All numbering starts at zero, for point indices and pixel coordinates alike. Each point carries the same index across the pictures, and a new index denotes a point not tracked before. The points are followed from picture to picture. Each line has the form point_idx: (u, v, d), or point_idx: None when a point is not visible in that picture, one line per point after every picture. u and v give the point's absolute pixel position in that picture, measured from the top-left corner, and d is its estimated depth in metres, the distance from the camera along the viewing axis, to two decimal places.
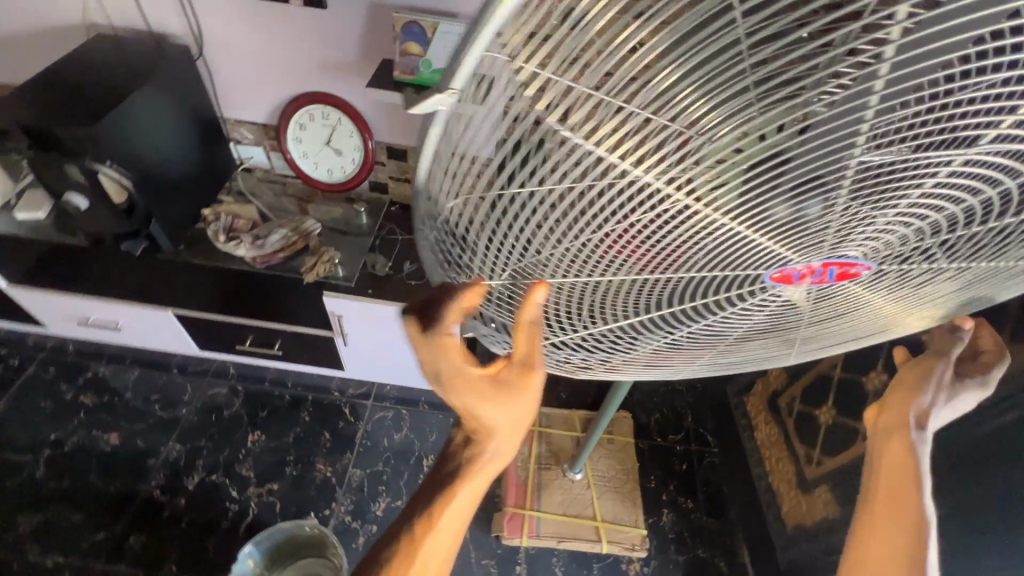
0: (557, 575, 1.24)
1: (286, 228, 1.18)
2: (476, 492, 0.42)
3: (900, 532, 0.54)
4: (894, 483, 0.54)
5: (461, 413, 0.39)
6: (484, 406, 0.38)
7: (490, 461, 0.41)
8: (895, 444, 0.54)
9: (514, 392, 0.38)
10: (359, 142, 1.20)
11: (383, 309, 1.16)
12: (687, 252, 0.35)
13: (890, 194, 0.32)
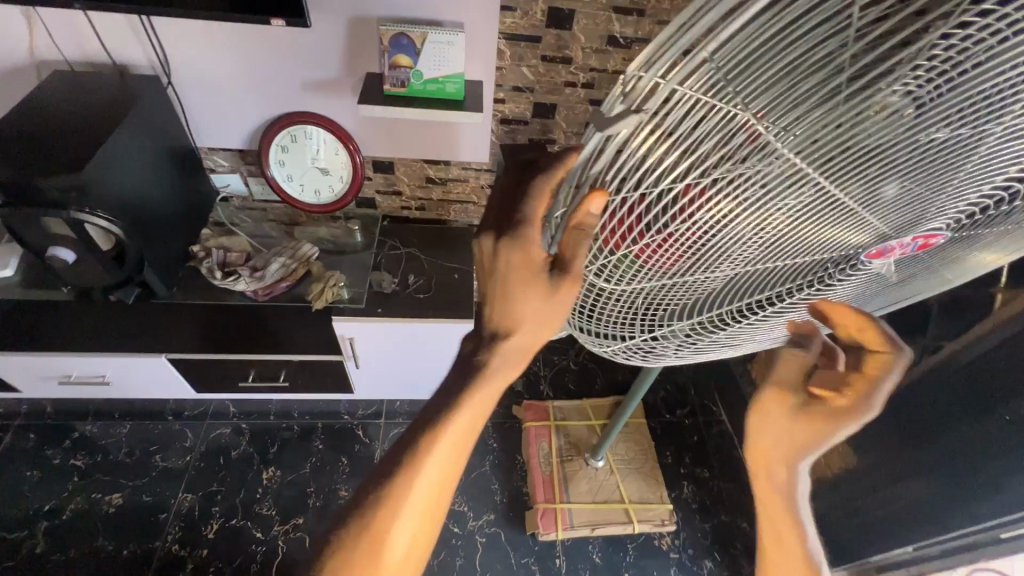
0: (596, 561, 1.27)
1: (284, 256, 1.14)
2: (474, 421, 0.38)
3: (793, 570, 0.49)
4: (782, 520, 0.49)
5: (495, 303, 0.39)
6: (511, 302, 0.38)
7: (496, 380, 0.38)
8: (768, 480, 0.49)
9: (556, 289, 0.38)
10: (347, 160, 1.17)
11: (396, 327, 1.14)
12: (799, 231, 0.39)
13: (987, 166, 0.36)
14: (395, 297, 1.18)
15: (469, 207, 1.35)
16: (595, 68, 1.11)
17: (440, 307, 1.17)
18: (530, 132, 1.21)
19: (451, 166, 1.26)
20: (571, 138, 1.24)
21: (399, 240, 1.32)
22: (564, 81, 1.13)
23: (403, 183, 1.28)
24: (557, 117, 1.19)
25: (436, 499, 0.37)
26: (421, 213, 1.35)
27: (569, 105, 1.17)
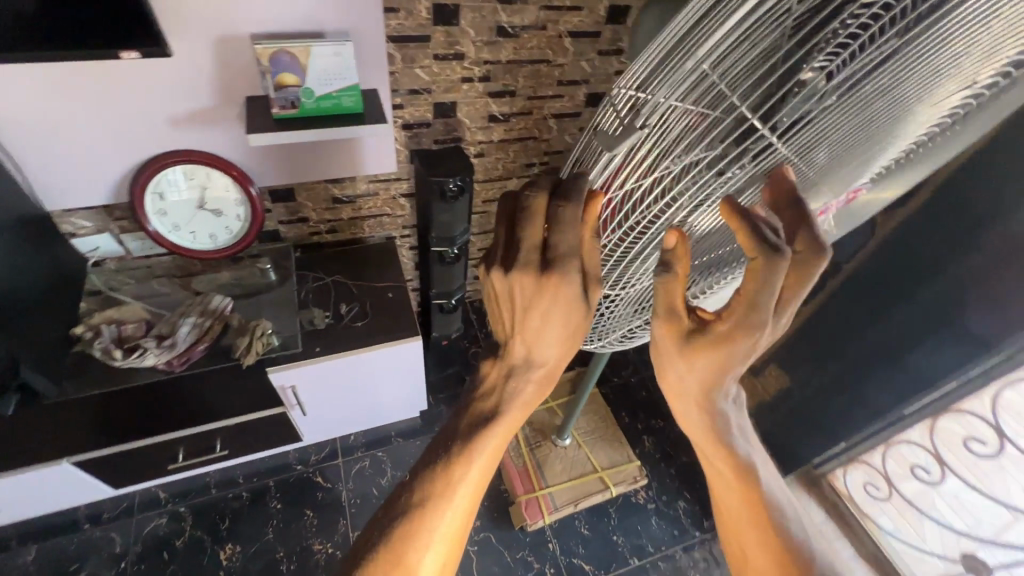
0: (584, 534, 1.33)
1: (193, 314, 1.00)
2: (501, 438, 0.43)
3: (729, 489, 0.47)
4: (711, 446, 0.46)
5: (518, 330, 0.43)
6: (529, 326, 0.42)
7: (520, 405, 0.44)
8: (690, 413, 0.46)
9: (577, 306, 0.41)
10: (241, 195, 1.05)
11: (342, 363, 1.07)
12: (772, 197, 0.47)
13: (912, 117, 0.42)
14: (332, 332, 1.10)
15: (384, 219, 1.29)
16: (489, 61, 1.10)
17: (384, 331, 1.12)
18: (434, 133, 1.18)
19: (358, 181, 1.18)
20: (476, 133, 1.23)
21: (317, 267, 1.24)
22: (460, 77, 1.10)
23: (308, 208, 1.19)
24: (459, 114, 1.17)
25: (465, 516, 0.41)
26: (334, 234, 1.27)
27: (468, 100, 1.15)
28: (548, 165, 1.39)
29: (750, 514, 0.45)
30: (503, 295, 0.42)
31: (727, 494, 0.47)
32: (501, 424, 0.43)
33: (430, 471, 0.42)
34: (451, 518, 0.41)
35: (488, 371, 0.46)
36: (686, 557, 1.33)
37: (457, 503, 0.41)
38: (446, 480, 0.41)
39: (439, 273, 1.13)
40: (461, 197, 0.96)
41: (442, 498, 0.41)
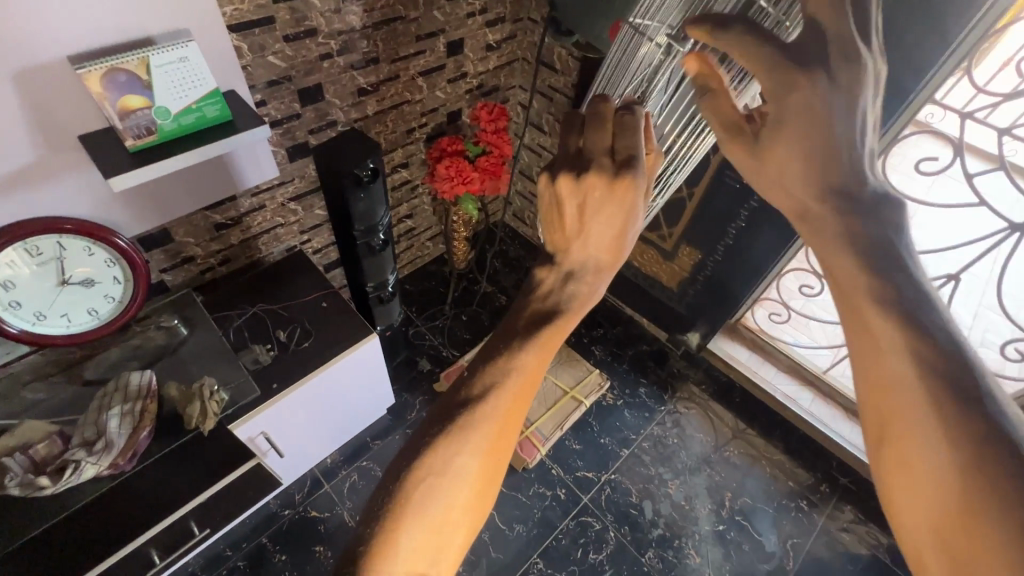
0: (576, 448, 1.46)
1: (114, 404, 0.85)
2: (548, 344, 0.49)
3: (890, 363, 0.39)
4: (868, 304, 0.41)
5: (575, 233, 0.50)
6: (587, 230, 0.50)
7: (569, 313, 0.50)
8: (846, 262, 0.43)
9: (626, 209, 0.49)
10: (110, 253, 0.89)
11: (306, 388, 1.01)
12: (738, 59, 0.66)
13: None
14: (281, 363, 1.02)
15: (278, 231, 1.21)
16: (343, 30, 1.01)
17: (336, 342, 1.06)
18: (306, 123, 1.09)
19: (239, 200, 1.08)
20: (349, 111, 1.15)
21: (227, 301, 1.11)
22: (318, 55, 1.01)
23: (191, 245, 1.07)
24: (327, 95, 1.09)
25: (517, 410, 0.46)
26: (226, 265, 1.16)
27: (333, 78, 1.07)
28: (427, 126, 1.36)
29: (906, 395, 0.38)
30: (567, 202, 0.50)
31: (885, 370, 0.39)
32: (554, 322, 0.49)
33: (489, 364, 0.47)
34: (505, 405, 0.45)
35: (544, 276, 0.52)
36: (661, 429, 1.52)
37: (511, 391, 0.46)
38: (508, 368, 0.46)
39: (371, 263, 1.08)
40: (376, 180, 0.93)
41: (501, 387, 0.45)
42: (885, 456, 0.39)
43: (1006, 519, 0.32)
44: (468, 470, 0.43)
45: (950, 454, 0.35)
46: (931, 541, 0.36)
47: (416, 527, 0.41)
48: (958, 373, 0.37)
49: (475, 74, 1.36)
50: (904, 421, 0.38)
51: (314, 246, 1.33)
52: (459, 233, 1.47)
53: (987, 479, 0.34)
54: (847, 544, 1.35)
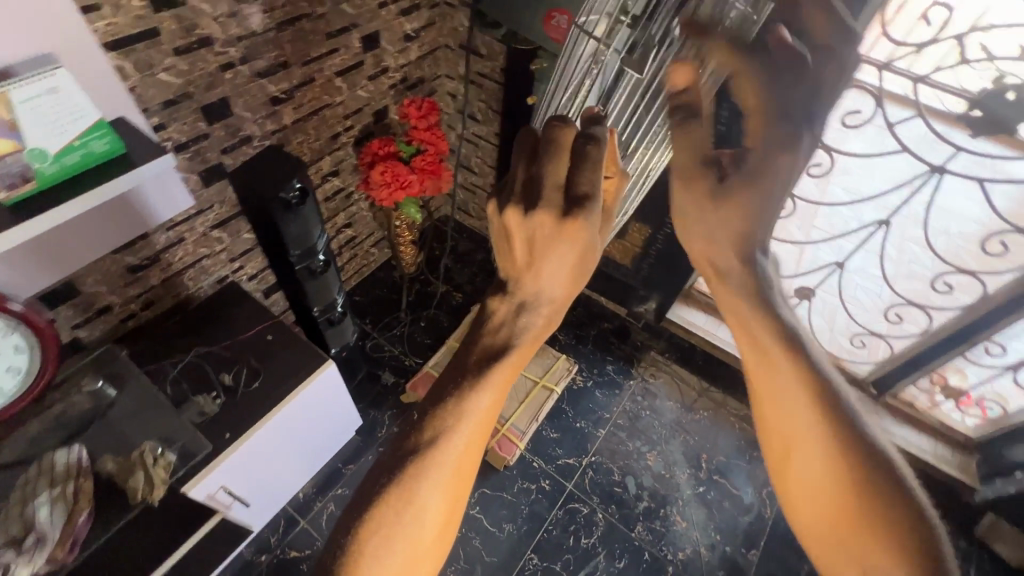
0: (553, 436, 1.46)
1: (41, 489, 0.75)
2: (499, 386, 0.51)
3: (784, 395, 0.54)
4: (775, 363, 0.54)
5: (525, 265, 0.49)
6: (538, 265, 0.49)
7: (516, 352, 0.51)
8: (755, 329, 0.56)
9: (572, 246, 0.46)
10: (4, 321, 0.77)
11: (262, 434, 0.93)
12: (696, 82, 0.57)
13: None
14: (232, 409, 0.94)
15: (204, 263, 1.11)
16: (242, 35, 0.91)
17: (287, 377, 0.98)
18: (217, 142, 0.98)
19: (153, 237, 0.97)
20: (264, 123, 1.05)
21: (157, 349, 1.00)
22: (218, 66, 0.91)
23: (104, 294, 0.96)
24: (235, 109, 0.98)
25: (472, 448, 0.50)
26: (151, 307, 1.06)
27: (239, 89, 0.96)
28: (353, 129, 1.27)
29: (799, 423, 0.53)
30: (517, 233, 0.47)
31: (779, 400, 0.54)
32: (503, 361, 0.50)
33: (442, 407, 0.49)
34: (459, 447, 0.49)
35: (496, 306, 0.52)
36: (633, 403, 1.55)
37: (464, 434, 0.49)
38: (460, 412, 0.49)
39: (314, 287, 1.00)
40: (306, 200, 0.85)
41: (452, 431, 0.49)
42: (789, 479, 0.54)
43: (880, 519, 0.48)
44: (427, 508, 0.48)
45: (835, 477, 0.51)
46: (824, 526, 0.52)
47: (386, 561, 0.47)
48: (842, 415, 0.52)
49: (396, 67, 1.28)
50: (803, 457, 0.53)
51: (248, 273, 1.23)
52: (404, 237, 1.40)
53: (864, 487, 0.49)
54: None
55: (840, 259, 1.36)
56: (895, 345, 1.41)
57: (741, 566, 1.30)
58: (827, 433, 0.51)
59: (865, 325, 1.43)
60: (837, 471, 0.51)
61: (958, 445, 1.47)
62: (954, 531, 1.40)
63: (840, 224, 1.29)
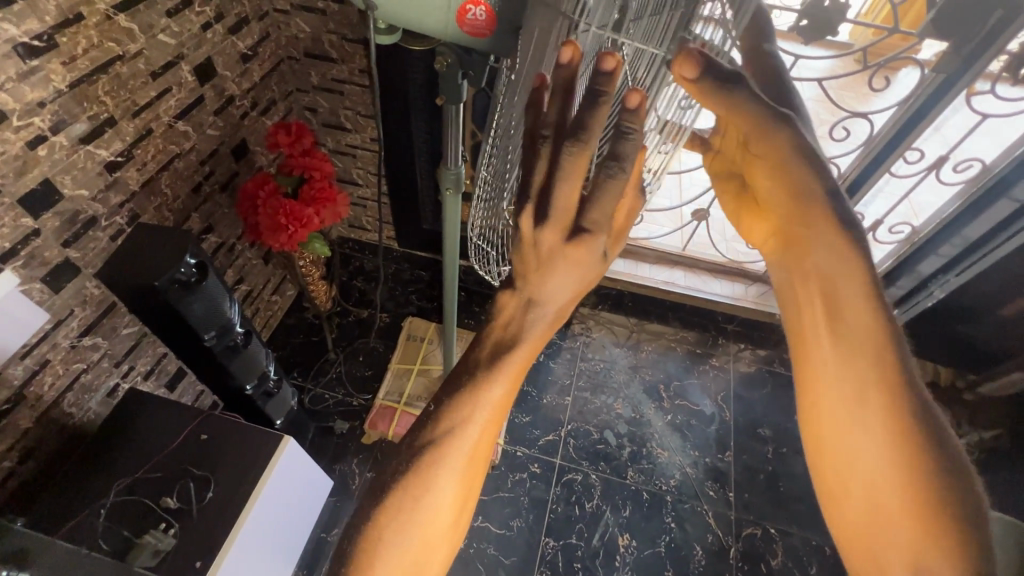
0: (525, 420, 1.47)
1: None
2: (517, 373, 0.44)
3: (846, 358, 0.45)
4: (856, 335, 0.45)
5: (527, 277, 0.45)
6: (550, 268, 0.44)
7: (526, 344, 0.45)
8: (830, 303, 0.46)
9: (575, 262, 0.44)
10: None
11: (237, 549, 0.80)
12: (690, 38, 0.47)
13: None
14: (189, 531, 0.79)
15: (83, 380, 0.92)
16: (44, 98, 0.73)
17: (242, 475, 0.85)
18: (54, 235, 0.80)
19: (6, 372, 0.78)
20: (107, 197, 0.87)
21: (60, 500, 0.81)
22: (24, 144, 0.73)
23: None
24: (64, 190, 0.80)
25: (487, 438, 0.43)
26: (31, 457, 0.85)
27: (62, 165, 0.79)
28: (215, 175, 1.11)
29: (860, 392, 0.44)
30: (528, 248, 0.44)
31: (839, 364, 0.45)
32: (517, 353, 0.44)
33: (454, 398, 0.43)
34: (472, 441, 0.42)
35: (505, 301, 0.46)
36: (586, 361, 1.60)
37: (479, 426, 0.42)
38: (473, 399, 0.42)
39: (239, 366, 0.87)
40: (204, 275, 0.73)
41: (464, 425, 0.42)
42: (844, 471, 0.45)
43: (959, 525, 0.40)
44: (438, 504, 0.41)
45: (897, 463, 0.42)
46: (866, 521, 0.43)
47: (389, 565, 0.39)
48: (922, 402, 0.43)
49: (242, 94, 1.11)
50: (874, 446, 0.43)
51: (141, 372, 1.05)
52: (311, 277, 1.29)
53: (927, 480, 0.41)
54: (750, 373, 1.61)
55: None
56: None
57: (722, 470, 1.43)
58: (897, 409, 0.43)
59: None
60: (897, 457, 0.42)
61: None
62: None
63: None
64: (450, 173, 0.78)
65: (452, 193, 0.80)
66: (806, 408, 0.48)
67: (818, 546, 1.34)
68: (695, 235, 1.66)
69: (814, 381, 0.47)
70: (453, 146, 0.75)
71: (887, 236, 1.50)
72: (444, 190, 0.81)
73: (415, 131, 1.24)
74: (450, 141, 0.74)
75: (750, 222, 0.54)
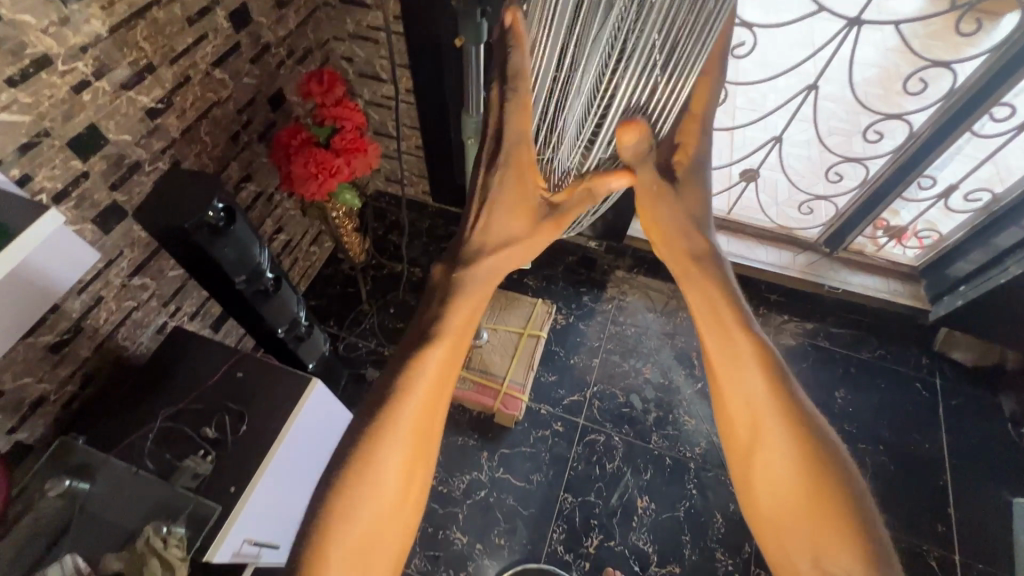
0: (550, 380, 1.47)
1: None
2: (456, 339, 0.46)
3: (749, 361, 0.46)
4: (746, 332, 0.46)
5: None
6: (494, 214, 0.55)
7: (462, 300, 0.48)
8: (722, 305, 0.47)
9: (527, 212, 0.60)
10: None
11: (269, 474, 0.87)
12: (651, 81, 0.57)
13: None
14: (225, 460, 0.86)
15: (135, 316, 0.99)
16: (86, 43, 0.76)
17: (275, 410, 0.91)
18: (103, 180, 0.85)
19: (64, 305, 0.85)
20: (149, 143, 0.91)
21: (115, 421, 0.89)
22: (71, 89, 0.76)
23: (33, 383, 0.85)
24: (109, 134, 0.84)
25: (430, 409, 0.44)
26: (91, 382, 0.94)
27: (106, 110, 0.82)
28: (253, 124, 1.13)
29: (751, 378, 0.45)
30: (483, 193, 0.52)
31: (740, 364, 0.46)
32: (460, 304, 0.48)
33: (397, 369, 0.44)
34: (414, 409, 0.43)
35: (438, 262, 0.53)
36: (617, 325, 1.57)
37: (420, 395, 0.43)
38: (415, 367, 0.44)
39: (271, 309, 0.91)
40: (232, 219, 0.75)
41: (408, 394, 0.43)
42: (748, 471, 0.44)
43: (849, 519, 0.41)
44: (385, 484, 0.40)
45: (793, 445, 0.43)
46: (783, 523, 0.42)
47: (339, 551, 0.38)
48: (801, 395, 0.46)
49: (277, 41, 1.11)
50: (772, 442, 0.43)
51: (187, 312, 1.12)
52: (345, 227, 1.31)
53: (826, 468, 0.42)
54: (789, 346, 1.56)
55: (775, 134, 1.40)
56: (839, 203, 1.48)
57: None
58: (787, 397, 0.44)
59: (808, 191, 1.49)
60: (790, 444, 0.43)
61: (905, 276, 1.56)
62: (917, 352, 1.55)
63: (770, 101, 1.34)
64: (472, 121, 0.75)
65: (474, 142, 0.78)
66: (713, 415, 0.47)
67: None
68: (743, 197, 1.57)
69: (720, 388, 0.46)
70: (473, 91, 0.72)
71: (963, 204, 1.36)
72: (466, 139, 0.78)
73: (450, 81, 1.21)
74: (471, 84, 0.71)
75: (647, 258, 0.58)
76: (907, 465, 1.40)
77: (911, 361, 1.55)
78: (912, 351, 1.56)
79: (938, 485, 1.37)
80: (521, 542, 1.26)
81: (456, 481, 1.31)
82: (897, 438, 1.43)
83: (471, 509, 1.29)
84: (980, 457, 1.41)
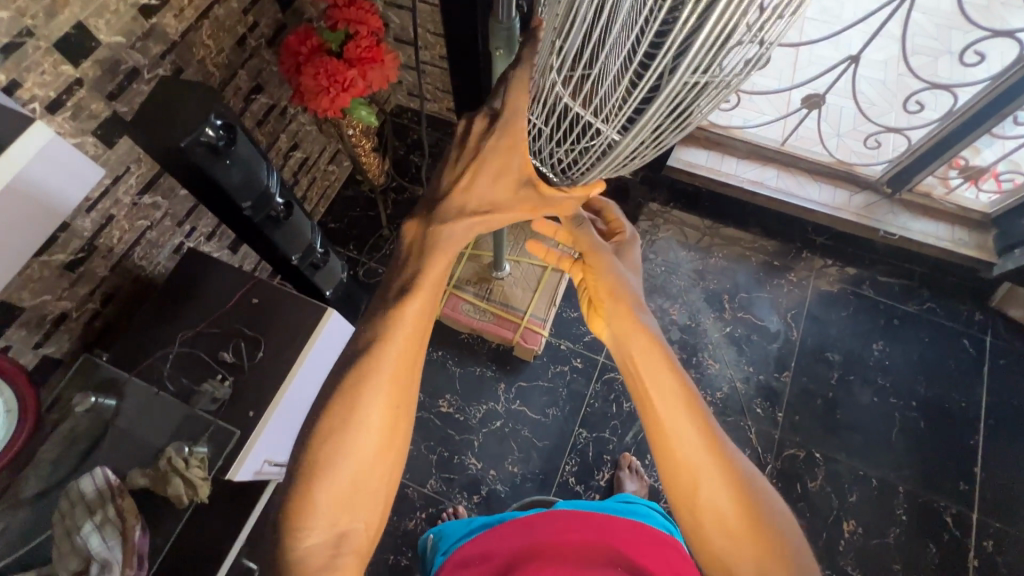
0: (573, 315, 1.43)
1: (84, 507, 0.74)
2: (430, 292, 0.57)
3: (688, 423, 0.56)
4: (683, 399, 0.57)
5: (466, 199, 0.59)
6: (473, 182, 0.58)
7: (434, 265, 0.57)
8: (659, 373, 0.58)
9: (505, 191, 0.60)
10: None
11: (294, 388, 0.88)
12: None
13: None
14: (243, 385, 0.87)
15: (149, 236, 0.96)
16: None
17: (292, 337, 0.90)
18: (99, 90, 0.78)
19: (75, 224, 0.82)
20: (144, 47, 0.82)
21: (135, 342, 0.90)
22: None
23: (53, 301, 0.85)
24: (100, 35, 0.76)
25: (402, 359, 0.55)
26: (112, 301, 0.95)
27: (93, 7, 0.73)
28: (259, 27, 1.02)
29: (690, 439, 0.55)
30: (476, 153, 0.57)
31: (682, 427, 0.56)
32: (433, 266, 0.57)
33: (379, 320, 0.55)
34: (392, 358, 0.54)
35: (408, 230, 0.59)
36: (647, 263, 1.49)
37: (397, 346, 0.54)
38: (394, 321, 0.55)
39: (283, 236, 0.87)
40: (234, 138, 0.68)
41: (386, 345, 0.54)
42: (695, 502, 0.55)
43: (774, 530, 0.53)
44: (369, 420, 0.52)
45: (731, 483, 0.54)
46: (728, 542, 0.54)
47: (338, 473, 0.51)
48: (731, 443, 0.57)
49: None
50: (707, 475, 0.54)
51: (203, 234, 1.09)
52: (362, 147, 1.23)
53: (750, 492, 0.54)
54: (829, 293, 1.47)
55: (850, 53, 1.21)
56: (913, 137, 1.30)
57: (776, 389, 1.37)
58: (720, 446, 0.56)
59: (877, 122, 1.32)
60: (729, 482, 0.54)
61: (974, 224, 1.41)
62: (971, 308, 1.44)
63: (848, 11, 1.17)
64: (502, 27, 0.64)
65: (503, 55, 0.68)
66: (663, 471, 0.57)
67: (863, 476, 1.30)
68: (801, 126, 1.40)
69: (669, 445, 0.56)
70: None
71: None
72: (495, 51, 0.68)
73: None
74: None
75: (595, 323, 0.68)
76: (939, 422, 1.35)
77: (963, 317, 1.44)
78: (965, 306, 1.44)
79: (968, 445, 1.33)
80: (535, 471, 1.29)
81: (473, 410, 1.33)
82: (932, 395, 1.37)
83: (487, 438, 1.31)
84: (1021, 419, 1.34)
